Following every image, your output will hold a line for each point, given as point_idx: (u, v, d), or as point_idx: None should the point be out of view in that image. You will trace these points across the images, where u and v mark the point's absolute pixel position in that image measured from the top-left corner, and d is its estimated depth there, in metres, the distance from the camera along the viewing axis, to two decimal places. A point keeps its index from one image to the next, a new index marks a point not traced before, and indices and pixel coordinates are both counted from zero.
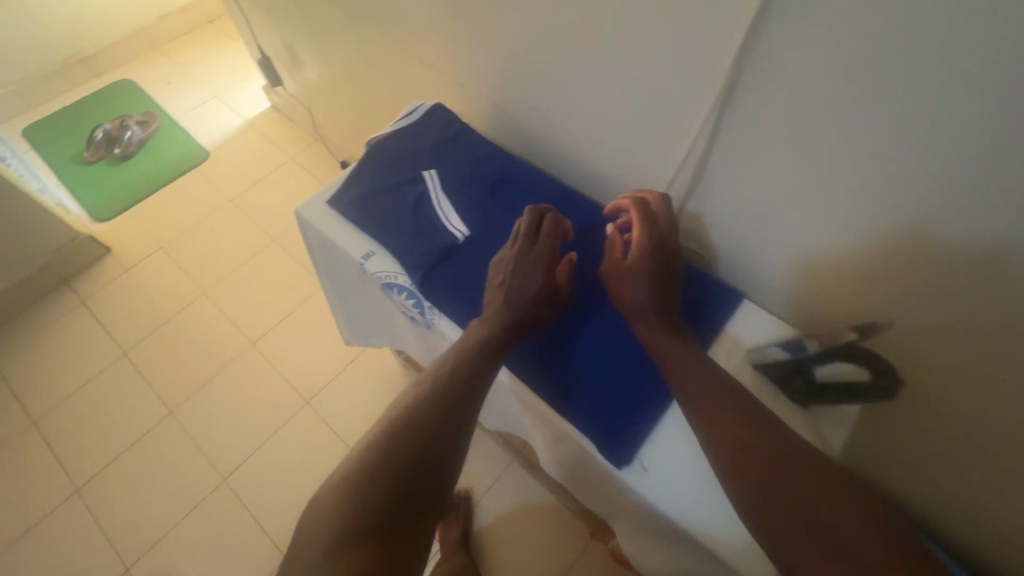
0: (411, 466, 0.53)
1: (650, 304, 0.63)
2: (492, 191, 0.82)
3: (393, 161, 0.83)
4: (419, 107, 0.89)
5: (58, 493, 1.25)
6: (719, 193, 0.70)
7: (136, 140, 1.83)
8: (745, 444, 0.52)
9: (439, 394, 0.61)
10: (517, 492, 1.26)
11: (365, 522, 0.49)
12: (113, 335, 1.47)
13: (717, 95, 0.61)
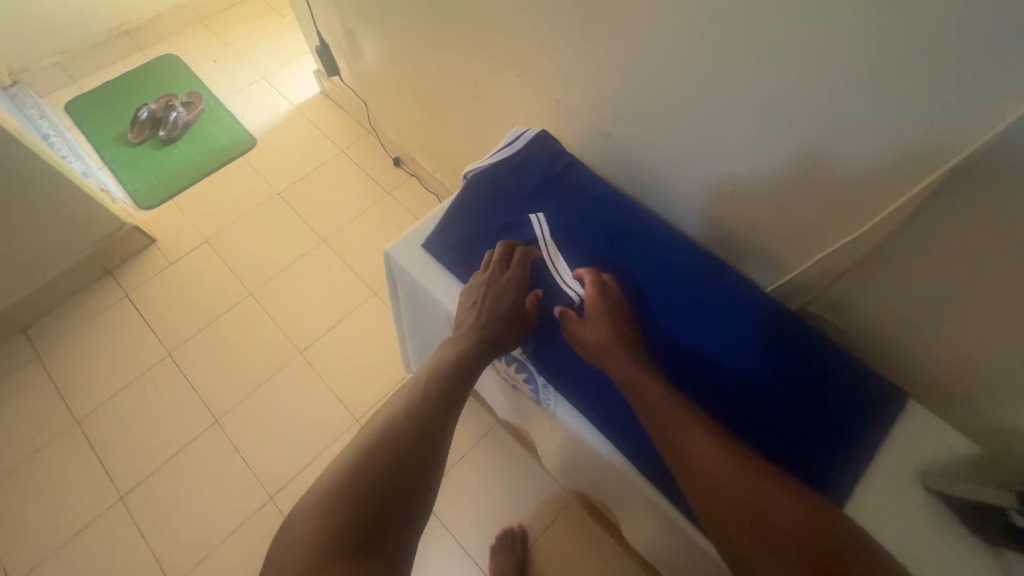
0: (381, 481, 0.58)
1: (611, 338, 0.64)
2: (612, 240, 0.73)
3: (498, 203, 0.76)
4: (521, 134, 0.80)
5: (103, 498, 1.22)
6: (898, 278, 0.62)
7: (181, 122, 1.75)
8: (700, 476, 0.55)
9: (408, 412, 0.65)
10: (576, 533, 1.18)
11: (338, 534, 0.53)
12: (158, 333, 1.42)
13: (946, 169, 0.53)
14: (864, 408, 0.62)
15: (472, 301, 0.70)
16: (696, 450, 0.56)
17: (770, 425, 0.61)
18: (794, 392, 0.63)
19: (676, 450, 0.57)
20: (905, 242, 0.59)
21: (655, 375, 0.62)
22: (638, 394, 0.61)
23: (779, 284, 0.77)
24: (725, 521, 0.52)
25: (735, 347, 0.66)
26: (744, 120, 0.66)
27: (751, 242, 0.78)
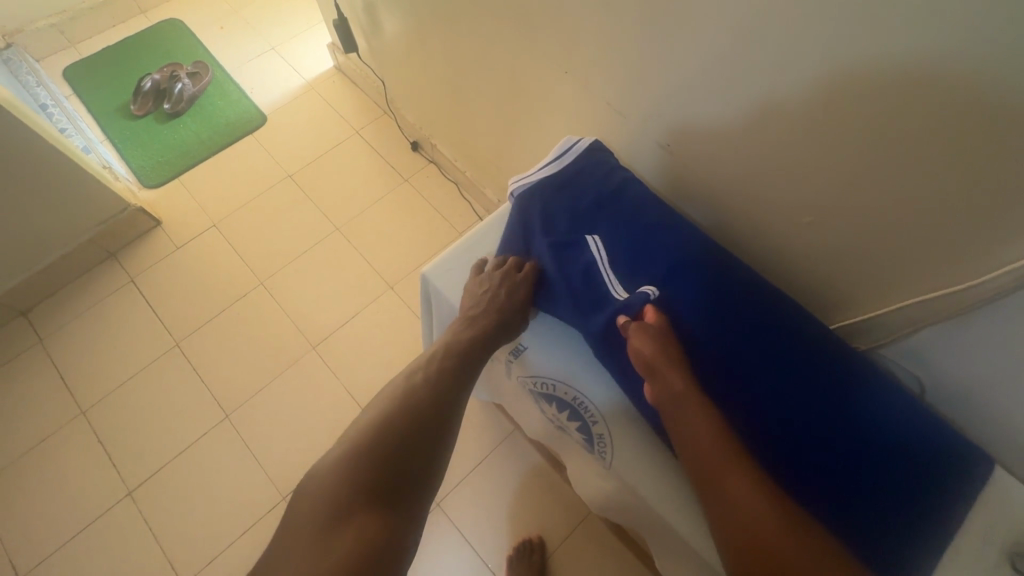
0: (401, 447, 0.59)
1: (653, 354, 0.61)
2: (672, 275, 0.65)
3: (549, 218, 0.72)
4: (572, 145, 0.77)
5: (111, 493, 1.19)
6: (1001, 331, 0.56)
7: (186, 95, 1.64)
8: (726, 494, 0.53)
9: (429, 388, 0.65)
10: (596, 545, 1.15)
11: (362, 494, 0.55)
12: (163, 321, 1.37)
13: None
14: (953, 460, 0.56)
15: (479, 289, 0.73)
16: (728, 474, 0.54)
17: (849, 476, 0.57)
18: (880, 441, 0.57)
19: (709, 474, 0.55)
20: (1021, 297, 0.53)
21: (709, 410, 0.59)
22: (681, 418, 0.59)
23: (849, 321, 0.71)
24: (737, 546, 0.51)
25: (814, 386, 0.59)
26: (829, 146, 0.60)
27: (823, 273, 0.71)
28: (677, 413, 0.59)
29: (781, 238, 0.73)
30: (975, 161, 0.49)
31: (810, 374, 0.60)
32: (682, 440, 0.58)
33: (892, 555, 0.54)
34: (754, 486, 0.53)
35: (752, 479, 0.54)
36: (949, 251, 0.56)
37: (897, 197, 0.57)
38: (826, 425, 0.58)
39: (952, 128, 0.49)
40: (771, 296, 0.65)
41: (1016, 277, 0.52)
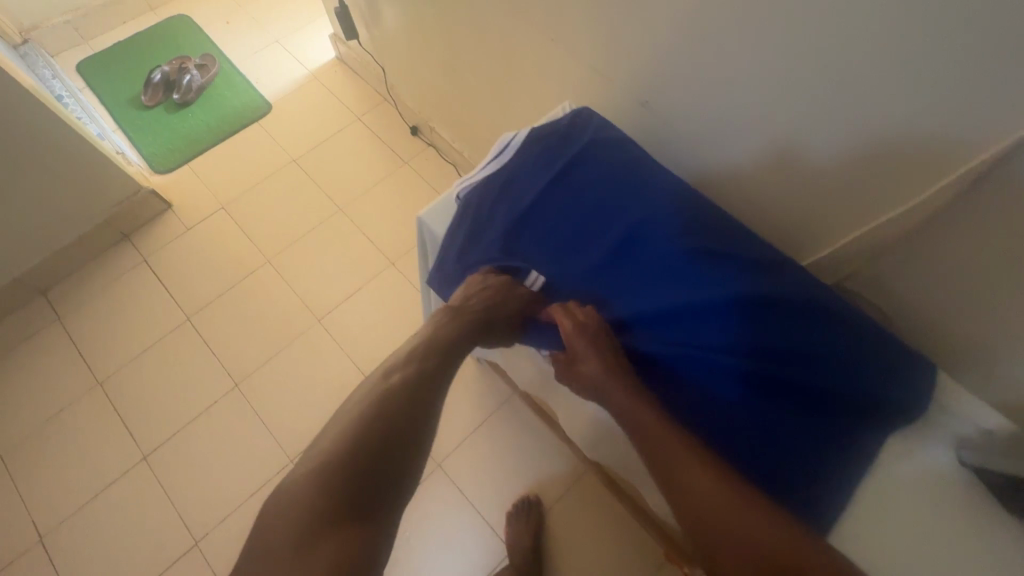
0: (373, 458, 0.57)
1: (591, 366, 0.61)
2: (624, 250, 0.66)
3: (499, 205, 0.70)
4: (510, 141, 0.74)
5: (128, 458, 1.25)
6: (950, 243, 0.61)
7: (195, 86, 1.71)
8: (680, 486, 0.55)
9: (405, 390, 0.64)
10: (591, 503, 1.20)
11: (336, 505, 0.53)
12: (175, 297, 1.43)
13: (1001, 144, 0.51)
14: (897, 387, 0.59)
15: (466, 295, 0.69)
16: (684, 470, 0.55)
17: (787, 427, 0.57)
18: (832, 367, 0.59)
19: (667, 475, 0.56)
20: (967, 206, 0.57)
21: (657, 414, 0.59)
22: (636, 428, 0.59)
23: (818, 258, 0.75)
24: (697, 523, 0.53)
25: (757, 340, 0.60)
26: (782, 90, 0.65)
27: (790, 216, 0.76)
28: (627, 412, 0.60)
29: (754, 184, 0.77)
30: (905, 90, 0.54)
31: (751, 330, 0.61)
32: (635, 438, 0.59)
33: (845, 467, 0.57)
34: (701, 472, 0.54)
35: (704, 467, 0.55)
36: (898, 175, 0.61)
37: (845, 132, 0.62)
38: (772, 381, 0.59)
39: (889, 55, 0.53)
40: (723, 252, 0.65)
41: (959, 186, 0.56)
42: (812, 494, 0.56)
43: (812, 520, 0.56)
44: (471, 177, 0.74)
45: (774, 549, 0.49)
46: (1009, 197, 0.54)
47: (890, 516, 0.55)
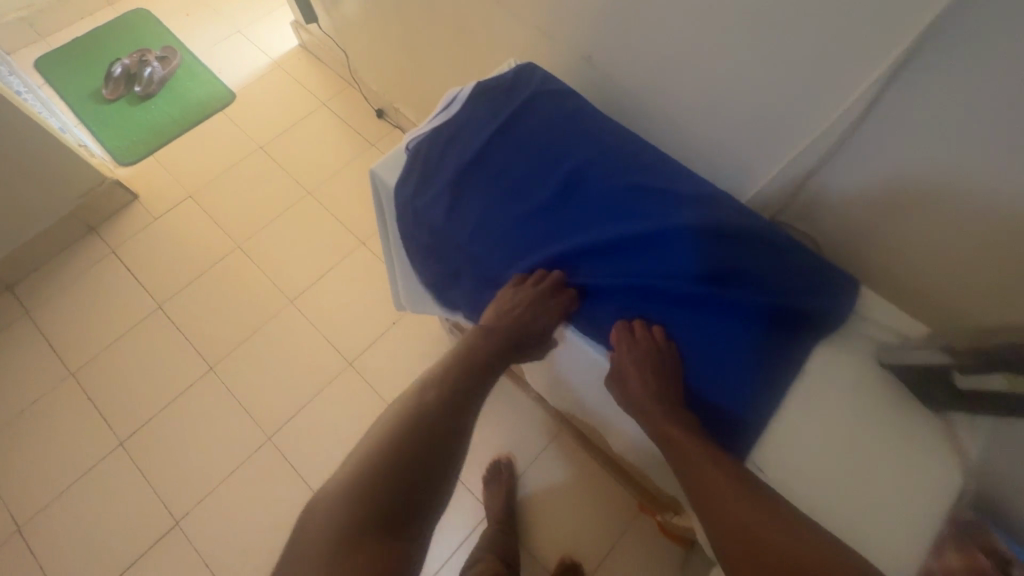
0: (415, 469, 0.57)
1: (641, 385, 0.61)
2: (567, 188, 0.70)
3: (448, 154, 0.74)
4: (457, 94, 0.78)
5: (104, 444, 1.25)
6: (859, 165, 0.65)
7: (156, 78, 1.71)
8: (715, 505, 0.54)
9: (445, 404, 0.64)
10: (565, 461, 1.23)
11: (368, 520, 0.52)
12: (145, 287, 1.43)
13: (890, 63, 0.55)
14: (816, 297, 0.63)
15: (506, 305, 0.69)
16: (722, 491, 0.54)
17: (716, 337, 0.62)
18: (760, 283, 0.63)
19: (699, 489, 0.56)
20: (869, 127, 0.61)
21: (691, 432, 0.59)
22: (676, 451, 0.59)
23: (752, 196, 0.79)
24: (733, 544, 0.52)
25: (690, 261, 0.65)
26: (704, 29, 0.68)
27: (725, 158, 0.80)
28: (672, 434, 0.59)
29: (690, 130, 0.81)
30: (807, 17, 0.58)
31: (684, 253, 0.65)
32: (676, 455, 0.59)
33: (774, 374, 0.60)
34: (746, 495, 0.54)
35: (732, 477, 0.55)
36: (807, 104, 0.64)
37: (761, 66, 0.66)
38: (707, 300, 0.63)
39: None
40: (659, 186, 0.69)
41: (858, 109, 0.60)
42: (745, 398, 0.60)
43: (741, 425, 0.60)
44: (421, 129, 0.77)
45: (806, 550, 0.49)
46: (901, 114, 0.58)
47: (810, 417, 0.60)
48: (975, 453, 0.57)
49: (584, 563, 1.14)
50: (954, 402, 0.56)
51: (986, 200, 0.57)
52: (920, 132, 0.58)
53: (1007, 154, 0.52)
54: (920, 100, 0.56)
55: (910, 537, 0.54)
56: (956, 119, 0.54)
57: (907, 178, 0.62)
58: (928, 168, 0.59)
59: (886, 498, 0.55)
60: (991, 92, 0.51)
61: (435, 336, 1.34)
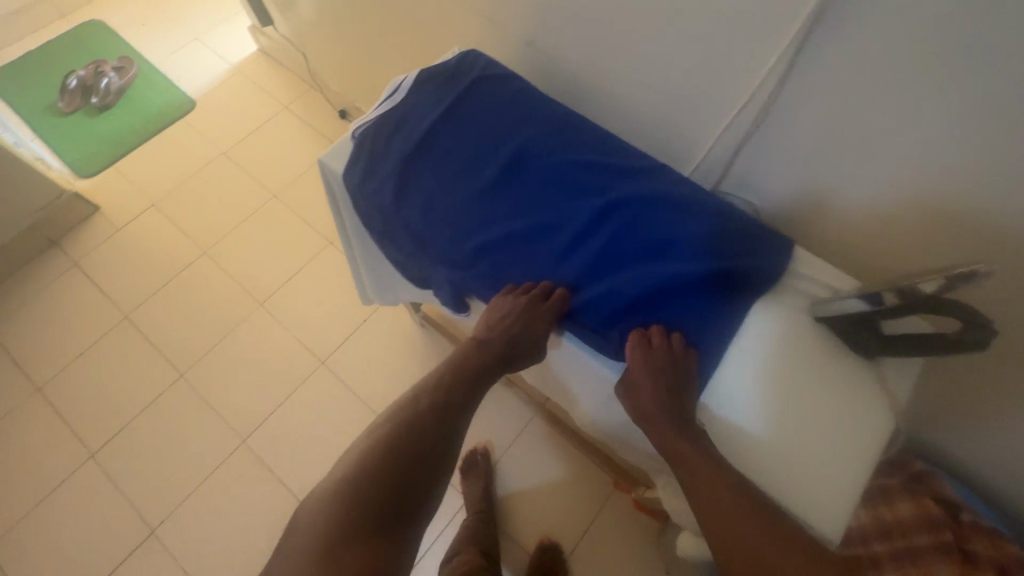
0: (402, 475, 0.58)
1: (659, 402, 0.59)
2: (511, 170, 0.72)
3: (395, 141, 0.75)
4: (401, 82, 0.79)
5: (74, 458, 1.23)
6: (787, 127, 0.69)
7: (114, 88, 1.69)
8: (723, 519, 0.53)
9: (436, 412, 0.64)
10: (540, 445, 1.25)
11: (358, 527, 0.54)
12: (110, 297, 1.41)
13: (801, 24, 0.59)
14: (752, 258, 0.66)
15: (498, 315, 0.68)
16: (732, 509, 0.53)
17: (655, 301, 0.64)
18: (698, 250, 0.66)
19: (712, 511, 0.54)
20: (790, 88, 0.65)
21: (696, 443, 0.57)
22: (681, 464, 0.57)
23: (696, 165, 0.82)
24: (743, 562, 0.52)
25: (628, 233, 0.68)
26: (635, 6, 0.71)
27: (668, 132, 0.83)
28: (677, 447, 0.57)
29: (634, 104, 0.84)
30: None
31: (624, 225, 0.68)
32: (680, 467, 0.57)
33: (713, 334, 0.63)
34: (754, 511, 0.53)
35: (745, 498, 0.54)
36: (735, 70, 0.68)
37: (690, 37, 0.69)
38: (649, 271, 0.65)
39: None
40: (599, 163, 0.72)
41: (779, 71, 0.64)
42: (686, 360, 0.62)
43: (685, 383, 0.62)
44: (368, 117, 0.79)
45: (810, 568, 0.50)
46: (818, 73, 0.62)
47: (745, 371, 0.62)
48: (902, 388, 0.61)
49: (563, 543, 1.15)
50: (885, 346, 0.59)
51: (903, 147, 0.61)
52: (836, 89, 0.62)
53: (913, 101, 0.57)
54: (832, 58, 0.60)
55: (845, 469, 0.57)
56: (864, 71, 0.58)
57: (830, 134, 0.66)
58: (849, 122, 0.63)
59: (823, 437, 0.59)
60: (892, 43, 0.55)
61: (406, 330, 1.35)
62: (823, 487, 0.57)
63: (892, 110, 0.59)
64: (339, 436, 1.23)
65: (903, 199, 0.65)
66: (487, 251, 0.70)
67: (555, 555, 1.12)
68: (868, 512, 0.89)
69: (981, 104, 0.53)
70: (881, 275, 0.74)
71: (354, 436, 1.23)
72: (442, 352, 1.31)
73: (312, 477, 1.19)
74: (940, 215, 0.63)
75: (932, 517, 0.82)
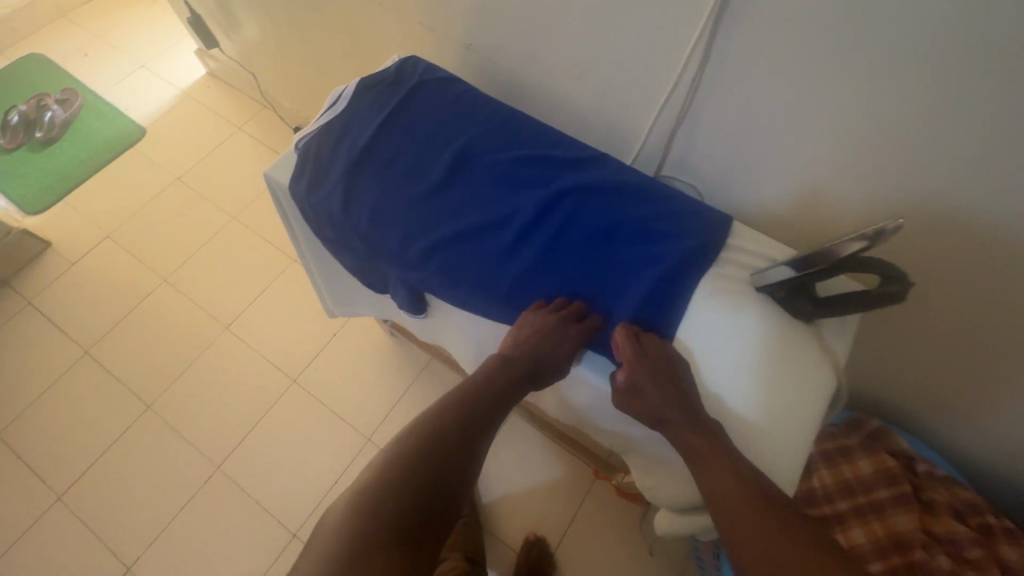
0: (431, 483, 0.53)
1: (666, 405, 0.59)
2: (457, 168, 0.74)
3: (339, 150, 0.76)
4: (341, 92, 0.80)
5: (41, 501, 1.19)
6: (713, 107, 0.73)
7: (59, 121, 1.66)
8: (737, 511, 0.53)
9: (461, 424, 0.60)
10: (520, 442, 1.26)
11: (387, 537, 0.48)
12: (69, 333, 1.37)
13: (712, 9, 0.62)
14: (696, 234, 0.69)
15: (529, 331, 0.65)
16: (743, 502, 0.53)
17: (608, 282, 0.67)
18: (644, 231, 0.68)
19: (725, 502, 0.53)
20: (711, 70, 0.69)
21: (713, 439, 0.57)
22: (698, 458, 0.56)
23: (638, 151, 0.86)
24: (756, 552, 0.51)
25: (577, 219, 0.70)
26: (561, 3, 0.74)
27: (608, 122, 0.86)
28: (689, 443, 0.57)
29: (574, 99, 0.87)
30: None
31: (575, 213, 0.70)
32: (697, 463, 0.56)
33: (664, 309, 0.65)
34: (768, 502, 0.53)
35: (758, 491, 0.54)
36: (659, 59, 0.72)
37: (615, 29, 0.72)
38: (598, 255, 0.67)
39: None
40: (543, 155, 0.74)
41: (699, 55, 0.68)
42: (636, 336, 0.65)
43: None
44: (310, 129, 0.80)
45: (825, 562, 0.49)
46: (733, 54, 0.66)
47: (698, 342, 0.64)
48: (840, 343, 0.65)
49: (549, 537, 1.16)
50: (818, 307, 0.63)
51: (818, 115, 0.65)
52: (751, 68, 0.66)
53: (822, 70, 0.61)
54: (743, 39, 0.64)
55: (792, 422, 0.61)
56: (775, 48, 0.62)
57: (751, 110, 0.70)
58: (767, 97, 0.67)
59: (774, 395, 0.61)
60: (794, 20, 0.59)
61: (377, 340, 1.34)
62: (776, 441, 0.60)
63: (803, 85, 0.64)
64: (317, 453, 1.22)
65: (828, 162, 0.69)
66: (440, 250, 0.71)
67: (541, 547, 1.13)
68: (831, 470, 0.91)
69: (878, 69, 0.58)
70: (819, 238, 0.79)
71: (331, 450, 1.22)
72: (414, 358, 1.31)
73: (292, 496, 1.18)
74: (862, 173, 0.67)
75: (892, 472, 0.87)
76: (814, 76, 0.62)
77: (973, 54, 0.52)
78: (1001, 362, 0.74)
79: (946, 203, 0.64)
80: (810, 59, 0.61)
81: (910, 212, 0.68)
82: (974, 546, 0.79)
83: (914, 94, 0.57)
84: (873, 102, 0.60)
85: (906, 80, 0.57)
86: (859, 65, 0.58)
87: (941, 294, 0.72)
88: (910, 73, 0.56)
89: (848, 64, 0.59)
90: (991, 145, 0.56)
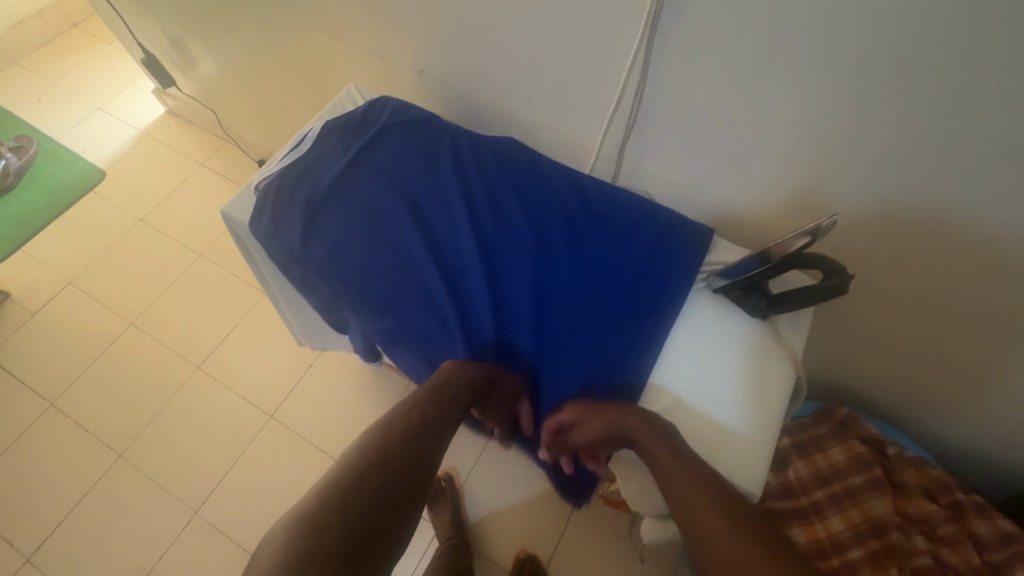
0: (377, 494, 0.53)
1: (608, 431, 0.61)
2: (419, 205, 0.75)
3: (300, 189, 0.76)
4: (305, 133, 0.82)
5: (9, 564, 1.14)
6: (659, 118, 0.76)
7: (13, 168, 1.62)
8: (697, 521, 0.53)
9: (410, 439, 0.61)
10: (504, 459, 1.26)
11: (329, 546, 0.48)
12: (32, 385, 1.33)
13: (644, 27, 0.66)
14: (663, 255, 0.70)
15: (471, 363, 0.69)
16: (703, 516, 0.53)
17: (572, 309, 0.69)
18: (608, 258, 0.71)
19: (687, 514, 0.54)
20: (651, 83, 0.72)
21: (680, 452, 0.56)
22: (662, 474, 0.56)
23: (594, 163, 0.89)
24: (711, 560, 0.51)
25: (540, 254, 0.72)
26: (506, 28, 0.77)
27: (563, 137, 0.89)
28: (649, 455, 0.57)
29: (528, 117, 0.89)
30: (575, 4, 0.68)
31: (539, 245, 0.72)
32: (659, 476, 0.56)
33: (628, 331, 0.68)
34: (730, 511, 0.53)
35: (722, 504, 0.54)
36: (602, 74, 0.75)
37: (559, 50, 0.75)
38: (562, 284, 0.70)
39: None
40: (507, 188, 0.76)
41: (639, 69, 0.71)
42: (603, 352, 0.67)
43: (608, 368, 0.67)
44: (272, 167, 0.81)
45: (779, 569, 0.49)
46: (670, 67, 0.69)
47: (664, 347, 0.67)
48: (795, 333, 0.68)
49: (540, 552, 1.15)
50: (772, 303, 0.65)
51: (754, 118, 0.69)
52: (688, 78, 0.69)
53: (751, 76, 0.65)
54: (676, 52, 0.67)
55: (759, 414, 0.62)
56: (706, 59, 0.66)
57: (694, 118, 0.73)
58: (706, 105, 0.71)
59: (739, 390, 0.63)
60: (719, 33, 0.62)
61: (354, 368, 1.33)
62: (746, 434, 0.61)
63: (737, 91, 0.67)
64: (298, 487, 1.19)
65: (770, 163, 0.73)
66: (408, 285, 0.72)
67: (532, 564, 1.12)
68: (805, 462, 0.93)
69: (801, 72, 0.61)
70: (773, 235, 0.82)
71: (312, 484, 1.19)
72: (392, 383, 1.31)
73: None
74: (802, 169, 0.71)
75: (862, 458, 0.89)
76: (746, 83, 0.66)
77: (882, 53, 0.56)
78: (950, 341, 0.78)
79: (882, 190, 0.68)
80: (739, 68, 0.65)
81: (850, 203, 0.71)
82: (946, 523, 0.81)
83: (836, 92, 0.61)
84: (801, 103, 0.64)
85: (828, 80, 0.61)
86: (783, 70, 0.62)
87: (888, 279, 0.76)
88: (830, 74, 0.60)
89: (774, 70, 0.63)
90: (911, 134, 0.60)
